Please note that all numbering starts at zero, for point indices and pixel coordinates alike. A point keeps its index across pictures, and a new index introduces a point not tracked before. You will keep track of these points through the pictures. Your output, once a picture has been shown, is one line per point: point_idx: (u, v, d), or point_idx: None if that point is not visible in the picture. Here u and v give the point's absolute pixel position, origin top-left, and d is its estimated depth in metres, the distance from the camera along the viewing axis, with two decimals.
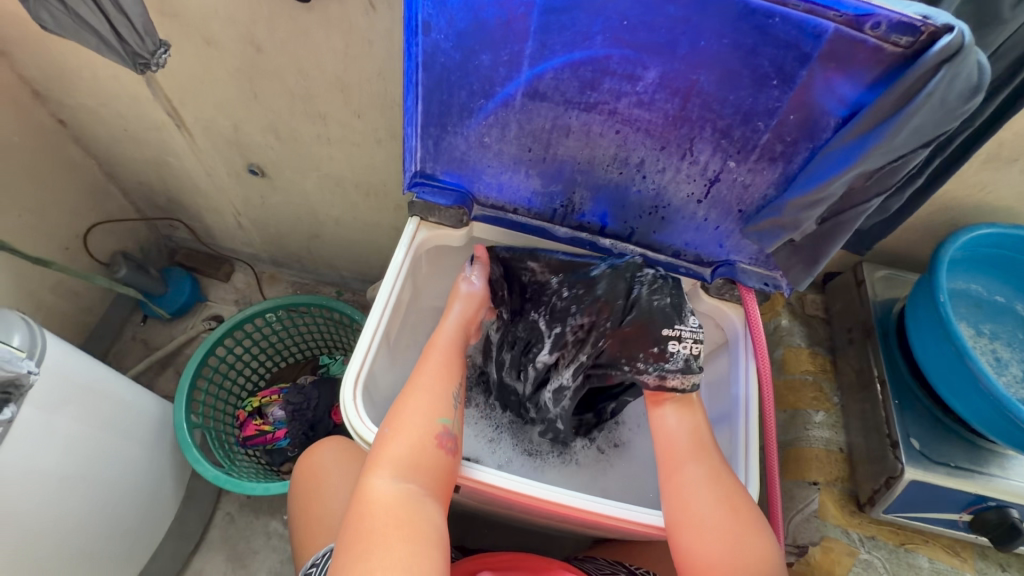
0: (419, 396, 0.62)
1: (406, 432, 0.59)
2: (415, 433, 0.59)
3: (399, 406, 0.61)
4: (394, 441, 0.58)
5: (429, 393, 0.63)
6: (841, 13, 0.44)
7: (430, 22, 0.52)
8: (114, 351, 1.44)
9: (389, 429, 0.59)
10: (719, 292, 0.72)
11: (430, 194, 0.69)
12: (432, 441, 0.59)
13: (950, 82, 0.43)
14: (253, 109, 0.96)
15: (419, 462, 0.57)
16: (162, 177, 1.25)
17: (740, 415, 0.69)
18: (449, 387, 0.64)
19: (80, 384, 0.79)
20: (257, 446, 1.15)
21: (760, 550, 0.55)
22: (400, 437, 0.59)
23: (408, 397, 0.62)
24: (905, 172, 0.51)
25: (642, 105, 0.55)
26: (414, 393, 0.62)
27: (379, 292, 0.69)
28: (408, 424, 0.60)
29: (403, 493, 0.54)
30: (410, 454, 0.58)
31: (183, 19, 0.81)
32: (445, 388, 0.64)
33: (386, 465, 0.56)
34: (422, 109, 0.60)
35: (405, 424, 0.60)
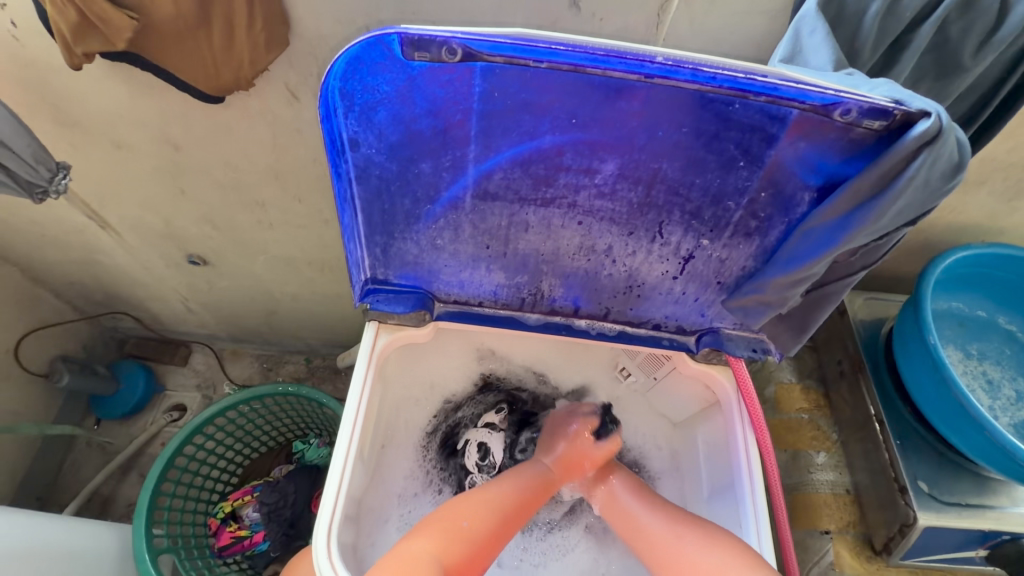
0: (491, 508, 0.65)
1: (470, 534, 0.62)
2: (478, 532, 0.62)
3: (471, 502, 0.65)
4: (462, 533, 0.61)
5: (516, 511, 0.67)
6: (806, 103, 0.40)
7: (357, 138, 0.47)
8: (68, 462, 1.31)
9: (466, 522, 0.62)
10: (707, 358, 0.67)
11: (385, 302, 0.62)
12: (481, 559, 0.61)
13: (932, 164, 0.39)
14: (183, 205, 0.88)
15: (463, 567, 0.59)
16: (96, 275, 1.15)
17: (746, 490, 0.64)
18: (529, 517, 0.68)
19: (15, 548, 0.71)
20: (235, 555, 1.04)
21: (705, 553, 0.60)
22: (469, 537, 0.61)
23: (482, 500, 0.66)
24: (890, 246, 0.47)
25: (603, 196, 0.51)
26: (494, 502, 0.66)
27: (345, 410, 0.62)
28: (476, 530, 0.62)
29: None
30: (462, 557, 0.59)
31: (86, 127, 0.73)
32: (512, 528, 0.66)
33: (435, 542, 0.59)
34: (363, 221, 0.54)
35: (478, 527, 0.63)
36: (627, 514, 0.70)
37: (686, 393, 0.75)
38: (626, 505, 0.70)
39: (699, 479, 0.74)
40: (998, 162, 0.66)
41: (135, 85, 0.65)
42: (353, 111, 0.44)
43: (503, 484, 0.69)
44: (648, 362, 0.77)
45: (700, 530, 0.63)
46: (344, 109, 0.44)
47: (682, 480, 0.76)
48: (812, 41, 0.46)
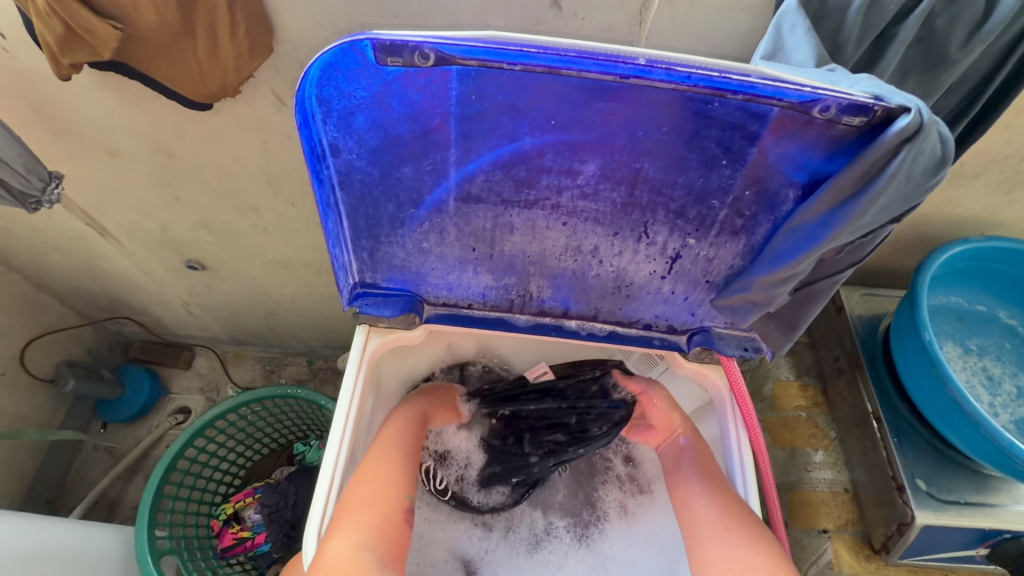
0: (393, 450, 0.65)
1: (374, 499, 0.60)
2: (380, 496, 0.60)
3: (362, 474, 0.61)
4: (364, 501, 0.59)
5: (404, 457, 0.65)
6: (784, 100, 0.39)
7: (337, 143, 0.47)
8: (77, 465, 1.33)
9: (396, 500, 0.61)
10: (699, 357, 0.67)
11: (373, 306, 0.62)
12: (395, 506, 0.61)
13: (914, 160, 0.39)
14: (179, 210, 0.89)
15: (384, 531, 0.59)
16: (98, 281, 1.16)
17: (738, 491, 0.64)
18: (415, 457, 0.67)
19: (17, 554, 0.71)
20: (237, 556, 1.05)
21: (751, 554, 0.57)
22: (371, 503, 0.59)
23: (374, 467, 0.62)
24: (877, 243, 0.46)
25: (587, 197, 0.50)
26: (383, 459, 0.63)
27: (336, 412, 0.62)
28: (377, 492, 0.60)
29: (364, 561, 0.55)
30: (377, 523, 0.58)
31: (79, 135, 0.73)
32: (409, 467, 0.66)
33: (346, 531, 0.56)
34: (348, 226, 0.54)
35: (376, 489, 0.60)
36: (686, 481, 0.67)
37: (681, 393, 0.75)
38: (686, 474, 0.68)
39: None
40: (995, 154, 0.65)
41: (125, 93, 0.66)
42: (331, 117, 0.44)
43: (384, 441, 0.66)
44: (644, 361, 0.76)
45: (748, 525, 0.59)
46: (322, 115, 0.44)
47: None
48: (793, 37, 0.45)
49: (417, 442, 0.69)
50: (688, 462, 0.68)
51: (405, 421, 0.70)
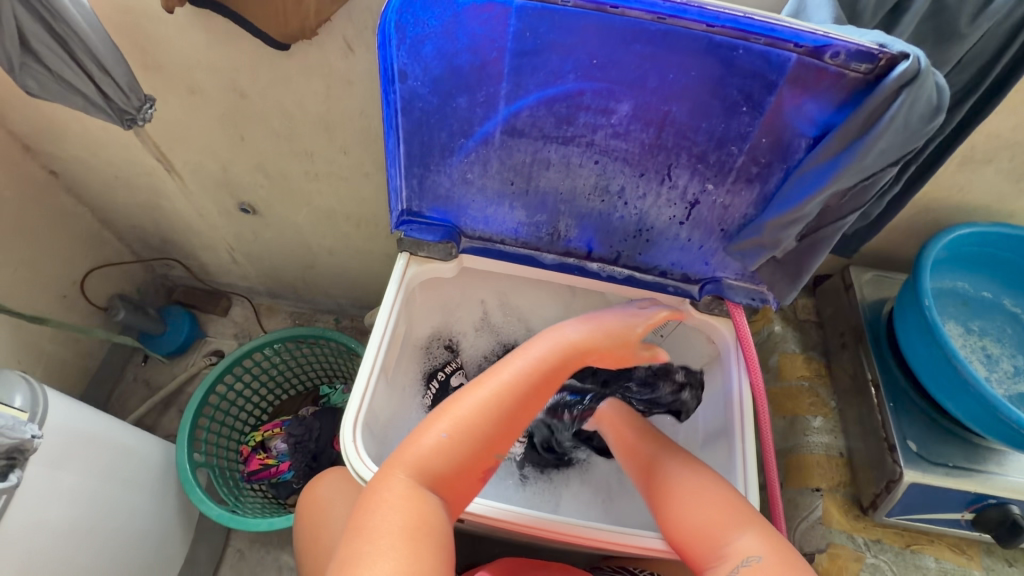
0: (487, 400, 0.58)
1: (446, 447, 0.56)
2: (452, 446, 0.56)
3: (455, 406, 0.59)
4: (432, 444, 0.56)
5: (517, 405, 0.59)
6: (800, 45, 0.45)
7: (405, 70, 0.54)
8: (117, 393, 1.43)
9: (444, 433, 0.57)
10: (708, 308, 0.72)
11: (418, 231, 0.71)
12: (473, 459, 0.57)
13: (911, 104, 0.44)
14: (241, 151, 0.97)
15: (452, 476, 0.56)
16: (155, 220, 1.26)
17: (736, 427, 0.68)
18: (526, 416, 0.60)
19: (81, 436, 0.80)
20: (262, 480, 1.14)
21: (744, 535, 0.56)
22: (447, 447, 0.56)
23: (470, 409, 0.58)
24: (876, 190, 0.52)
25: (619, 136, 0.57)
26: (490, 402, 0.58)
27: (374, 326, 0.69)
28: (461, 436, 0.57)
29: (427, 503, 0.53)
30: (441, 468, 0.55)
31: (166, 71, 0.82)
32: (507, 413, 0.58)
33: (414, 463, 0.55)
34: (404, 151, 0.61)
35: (457, 434, 0.57)
36: (651, 472, 0.67)
37: (688, 348, 0.80)
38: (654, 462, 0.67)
39: (696, 426, 0.78)
40: (1004, 140, 0.69)
41: (213, 32, 0.74)
42: (404, 44, 0.51)
43: (505, 371, 0.60)
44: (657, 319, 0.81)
45: (719, 501, 0.59)
46: (397, 41, 0.51)
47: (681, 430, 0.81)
48: (814, 1, 0.51)
49: (547, 390, 0.61)
50: (638, 439, 0.70)
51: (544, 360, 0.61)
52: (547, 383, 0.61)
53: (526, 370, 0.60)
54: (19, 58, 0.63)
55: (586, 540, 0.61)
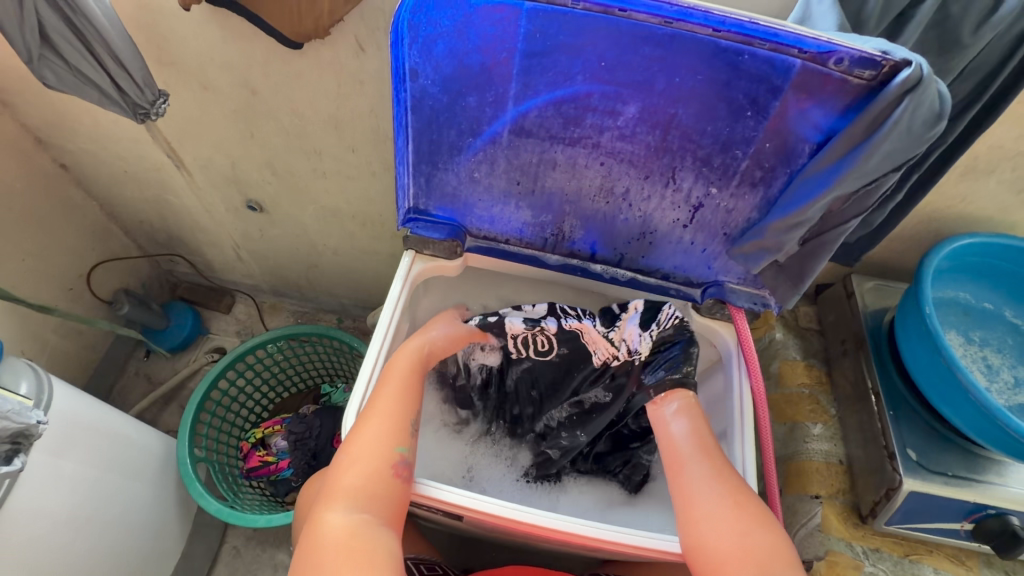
0: (373, 430, 0.61)
1: (359, 459, 0.59)
2: (369, 468, 0.58)
3: (357, 432, 0.61)
4: (352, 472, 0.58)
5: (389, 412, 0.62)
6: (806, 51, 0.46)
7: (416, 69, 0.55)
8: (118, 387, 1.44)
9: (344, 458, 0.60)
10: (710, 311, 0.73)
11: (423, 229, 0.71)
12: (386, 465, 0.59)
13: (914, 110, 0.45)
14: (250, 148, 0.98)
15: (376, 491, 0.57)
16: (162, 215, 1.27)
17: (736, 430, 0.68)
18: (407, 412, 0.63)
19: (84, 425, 0.80)
20: (260, 478, 1.13)
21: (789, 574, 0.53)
22: (360, 471, 0.58)
23: (371, 423, 0.61)
24: (879, 195, 0.52)
25: (625, 138, 0.57)
26: (376, 414, 0.62)
27: (378, 322, 0.70)
28: (363, 452, 0.59)
29: (362, 524, 0.55)
30: (359, 483, 0.57)
31: (180, 67, 0.84)
32: (400, 423, 0.62)
33: (342, 495, 0.57)
34: (412, 148, 0.62)
35: (365, 455, 0.59)
36: (689, 483, 0.61)
37: None
38: (693, 473, 0.61)
39: None
40: (1005, 151, 0.69)
41: (227, 29, 0.76)
42: (416, 43, 0.52)
43: (383, 390, 0.63)
44: None
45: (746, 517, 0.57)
46: (409, 40, 0.52)
47: None
48: (820, 9, 0.52)
49: (408, 405, 0.63)
50: (686, 438, 0.64)
51: (399, 362, 0.66)
52: (410, 393, 0.64)
53: (397, 387, 0.64)
54: (37, 49, 0.64)
55: (583, 540, 0.61)
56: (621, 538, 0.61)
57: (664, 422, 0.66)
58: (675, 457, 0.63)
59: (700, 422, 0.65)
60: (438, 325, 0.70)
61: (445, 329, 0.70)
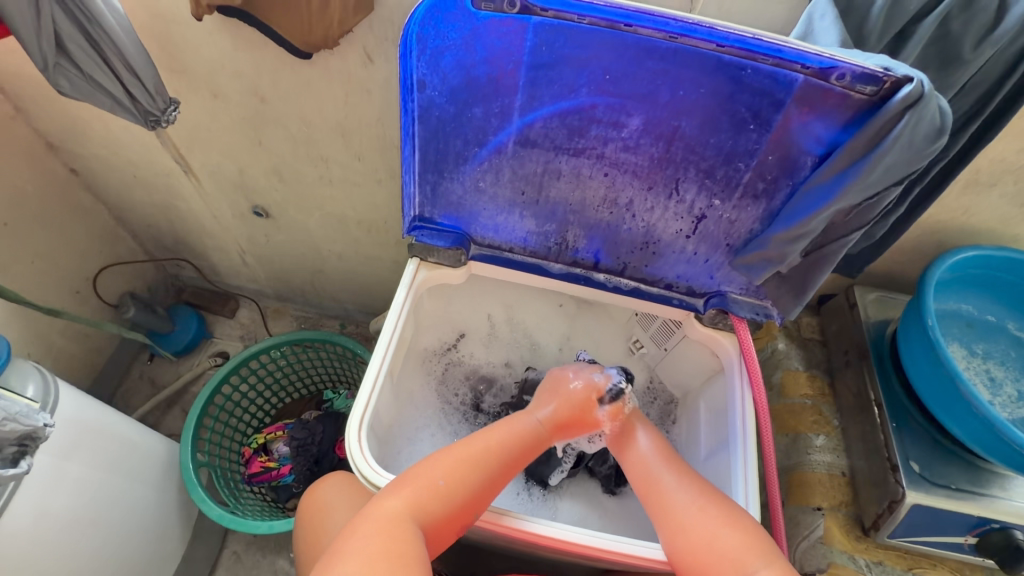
0: (466, 467, 0.62)
1: (448, 494, 0.60)
2: (449, 487, 0.60)
3: (444, 457, 0.63)
4: (432, 483, 0.60)
5: (488, 472, 0.63)
6: (807, 66, 0.46)
7: (424, 80, 0.56)
8: (122, 390, 1.44)
9: (441, 480, 0.61)
10: (712, 322, 0.74)
11: (429, 236, 0.72)
12: (461, 515, 0.61)
13: (915, 125, 0.46)
14: (258, 154, 1.00)
15: (439, 510, 0.59)
16: (169, 220, 1.28)
17: (738, 440, 0.68)
18: (501, 480, 0.64)
19: (89, 428, 0.81)
20: (262, 483, 1.14)
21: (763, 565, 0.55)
22: (437, 493, 0.60)
23: (459, 464, 0.63)
24: (881, 208, 0.53)
25: (629, 150, 0.58)
26: (470, 458, 0.63)
27: (383, 330, 0.70)
28: (452, 490, 0.60)
29: (414, 533, 0.57)
30: (439, 515, 0.59)
31: (191, 74, 0.85)
32: (487, 477, 0.63)
33: (407, 495, 0.59)
34: (419, 158, 0.63)
35: (454, 482, 0.61)
36: (662, 493, 0.64)
37: (692, 362, 0.80)
38: (664, 481, 0.65)
39: (698, 442, 0.78)
40: (1007, 164, 0.70)
41: (238, 38, 0.77)
42: (424, 55, 0.53)
43: (478, 440, 0.65)
44: (660, 332, 0.81)
45: (722, 506, 0.60)
46: (418, 52, 0.53)
47: (685, 446, 0.80)
48: (822, 24, 0.53)
49: (506, 470, 0.65)
50: (653, 454, 0.68)
51: (518, 433, 0.67)
52: (518, 460, 0.66)
53: (510, 443, 0.66)
54: (53, 58, 0.65)
55: (581, 549, 0.61)
56: (610, 545, 0.61)
57: (628, 444, 0.69)
58: (643, 473, 0.66)
59: (660, 441, 0.70)
60: (551, 404, 0.70)
61: (550, 411, 0.69)
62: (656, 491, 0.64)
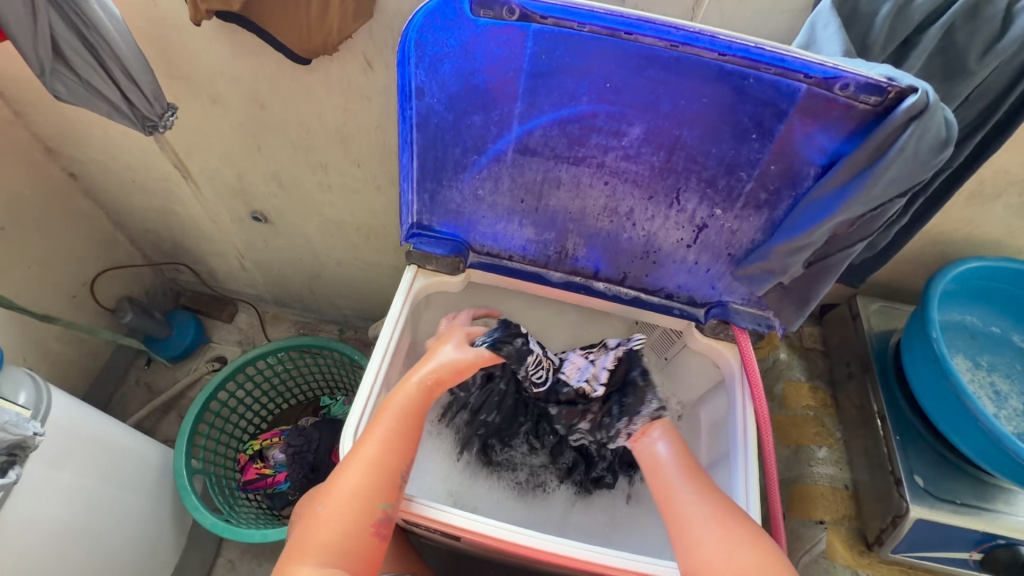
0: (352, 476, 0.58)
1: (347, 518, 0.56)
2: (345, 514, 0.56)
3: (333, 479, 0.59)
4: (322, 520, 0.56)
5: (381, 467, 0.59)
6: (811, 76, 0.46)
7: (423, 87, 0.55)
8: (118, 395, 1.43)
9: (320, 506, 0.57)
10: (714, 332, 0.72)
11: (427, 244, 0.71)
12: (365, 523, 0.57)
13: (920, 137, 0.45)
14: (257, 160, 0.99)
15: (351, 546, 0.55)
16: (168, 224, 1.28)
17: (739, 454, 0.67)
18: (398, 465, 0.60)
19: (81, 436, 0.80)
20: (257, 491, 1.13)
21: None
22: (330, 524, 0.56)
23: (353, 474, 0.58)
24: (886, 219, 0.52)
25: (629, 159, 0.58)
26: (355, 462, 0.59)
27: (379, 338, 0.70)
28: (337, 511, 0.57)
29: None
30: (336, 540, 0.55)
31: (190, 80, 0.85)
32: (390, 471, 0.59)
33: (312, 548, 0.55)
34: (417, 165, 0.62)
35: (343, 501, 0.57)
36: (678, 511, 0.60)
37: (693, 372, 0.79)
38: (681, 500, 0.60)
39: (698, 455, 0.76)
40: (1012, 176, 0.69)
41: (237, 44, 0.76)
42: (423, 62, 0.53)
43: (367, 444, 0.60)
44: (661, 342, 0.81)
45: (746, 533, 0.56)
46: (416, 59, 0.53)
47: None
48: (825, 33, 0.52)
49: (403, 455, 0.61)
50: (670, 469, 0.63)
51: (399, 401, 0.63)
52: (406, 441, 0.61)
53: (394, 422, 0.62)
54: (50, 63, 0.65)
55: (580, 564, 0.60)
56: (611, 560, 0.60)
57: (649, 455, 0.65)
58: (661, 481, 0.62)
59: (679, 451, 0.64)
60: (429, 362, 0.67)
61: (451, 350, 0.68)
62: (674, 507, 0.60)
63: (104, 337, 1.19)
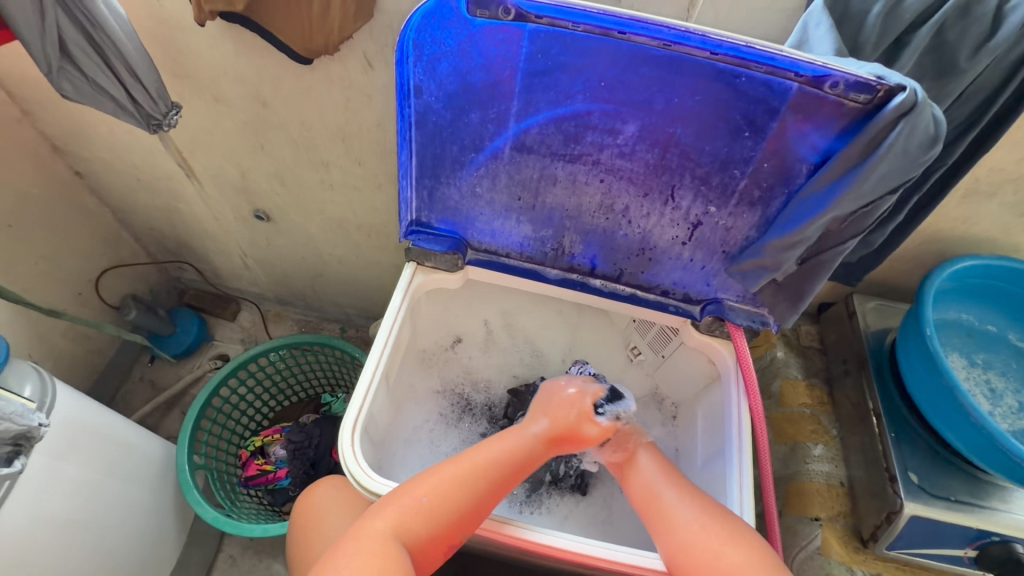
0: (459, 495, 0.60)
1: (428, 512, 0.58)
2: (436, 512, 0.59)
3: (432, 476, 0.61)
4: (413, 506, 0.58)
5: (473, 490, 0.61)
6: (801, 74, 0.46)
7: (421, 85, 0.56)
8: (122, 391, 1.45)
9: (425, 497, 0.59)
10: (709, 328, 0.73)
11: (425, 241, 0.72)
12: (444, 527, 0.59)
13: (910, 134, 0.46)
14: (260, 158, 1.00)
15: (423, 533, 0.57)
16: (172, 222, 1.29)
17: (734, 450, 0.68)
18: (487, 491, 0.62)
19: (86, 429, 0.81)
20: (258, 486, 1.14)
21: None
22: (424, 514, 0.58)
23: (448, 477, 0.61)
24: (877, 216, 0.53)
25: (624, 156, 0.58)
26: (459, 476, 0.61)
27: (378, 333, 0.70)
28: (431, 504, 0.59)
29: (397, 551, 0.55)
30: (428, 535, 0.58)
31: (194, 79, 0.86)
32: (470, 493, 0.61)
33: (392, 516, 0.57)
34: (416, 163, 0.63)
35: (437, 502, 0.59)
36: (662, 510, 0.62)
37: (689, 369, 0.80)
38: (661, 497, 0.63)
39: (695, 450, 0.77)
40: (1006, 174, 0.70)
41: (240, 43, 0.78)
42: (421, 61, 0.54)
43: (477, 454, 0.64)
44: (658, 339, 0.81)
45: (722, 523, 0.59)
46: (415, 58, 0.54)
47: (682, 454, 0.79)
48: (817, 33, 0.53)
49: (495, 489, 0.63)
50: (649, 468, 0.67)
51: (510, 445, 0.66)
52: (507, 481, 0.64)
53: (501, 459, 0.64)
54: (57, 62, 0.66)
55: (578, 556, 0.60)
56: (611, 554, 0.61)
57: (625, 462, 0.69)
58: (643, 489, 0.65)
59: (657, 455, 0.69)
60: (545, 418, 0.68)
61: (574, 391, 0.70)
62: (656, 510, 0.63)
63: (109, 333, 1.20)
